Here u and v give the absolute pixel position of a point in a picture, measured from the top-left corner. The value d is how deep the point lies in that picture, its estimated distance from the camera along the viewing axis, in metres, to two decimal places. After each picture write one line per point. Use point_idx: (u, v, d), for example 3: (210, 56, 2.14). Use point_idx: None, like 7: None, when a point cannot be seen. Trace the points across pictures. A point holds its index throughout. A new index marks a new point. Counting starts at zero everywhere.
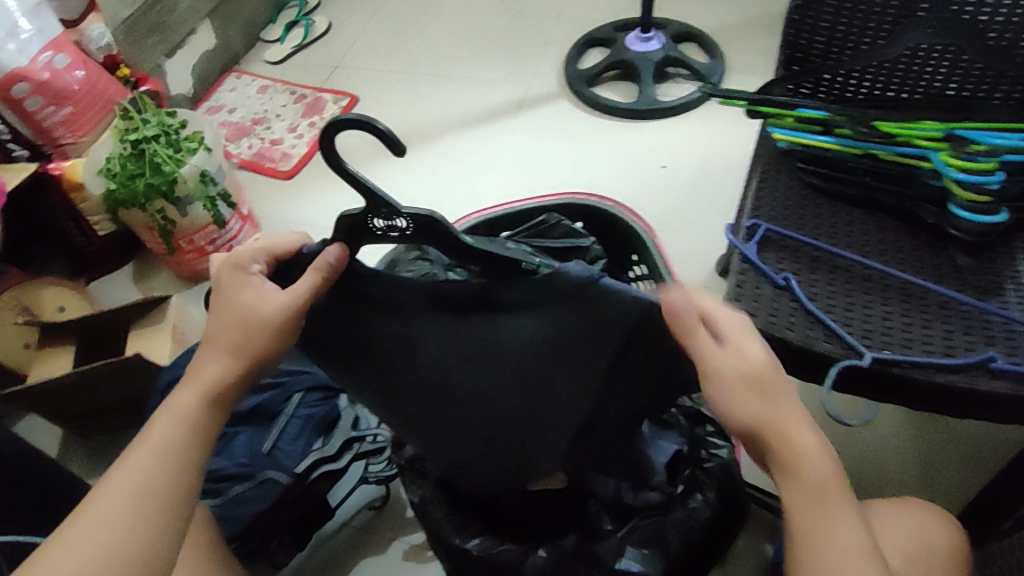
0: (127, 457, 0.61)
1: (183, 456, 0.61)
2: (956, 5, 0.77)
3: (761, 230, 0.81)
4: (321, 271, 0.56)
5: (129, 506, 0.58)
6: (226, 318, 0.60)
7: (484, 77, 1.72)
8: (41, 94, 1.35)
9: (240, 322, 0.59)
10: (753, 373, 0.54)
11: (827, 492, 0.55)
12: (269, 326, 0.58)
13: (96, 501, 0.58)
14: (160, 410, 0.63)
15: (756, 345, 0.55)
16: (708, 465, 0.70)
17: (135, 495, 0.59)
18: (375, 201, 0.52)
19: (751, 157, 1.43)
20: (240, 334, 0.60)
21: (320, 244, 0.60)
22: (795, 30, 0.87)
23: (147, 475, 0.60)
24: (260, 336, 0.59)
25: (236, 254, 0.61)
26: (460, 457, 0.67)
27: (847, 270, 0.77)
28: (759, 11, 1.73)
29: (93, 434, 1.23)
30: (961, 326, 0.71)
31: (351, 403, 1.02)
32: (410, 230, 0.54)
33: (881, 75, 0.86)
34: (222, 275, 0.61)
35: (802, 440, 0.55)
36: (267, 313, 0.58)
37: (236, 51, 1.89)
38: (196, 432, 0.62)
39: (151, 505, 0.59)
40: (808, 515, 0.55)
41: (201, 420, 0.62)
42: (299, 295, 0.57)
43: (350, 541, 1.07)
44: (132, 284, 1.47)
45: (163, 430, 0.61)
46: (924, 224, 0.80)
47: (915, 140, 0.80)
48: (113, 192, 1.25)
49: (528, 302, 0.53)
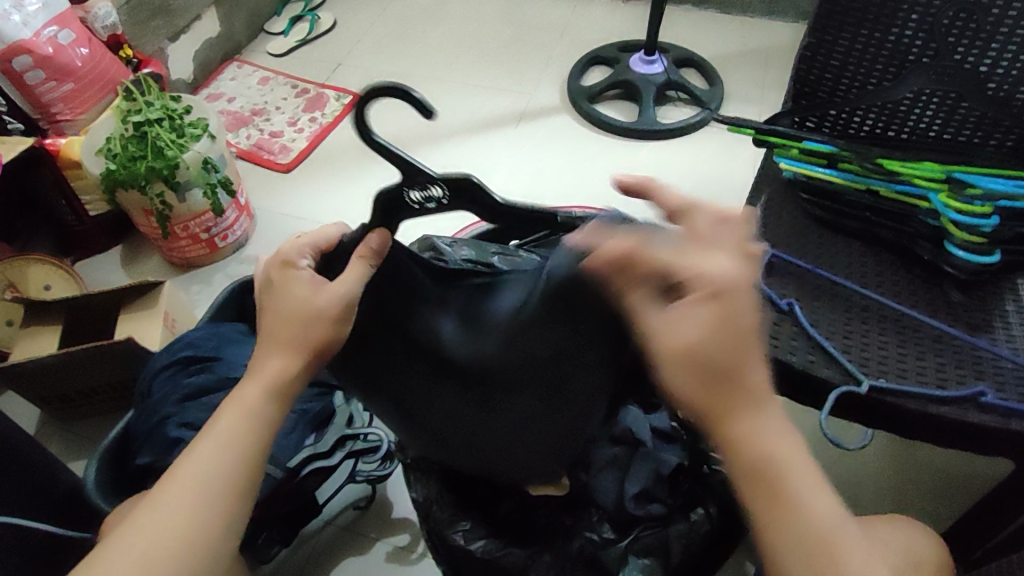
0: (194, 446, 0.61)
1: (245, 449, 0.61)
2: (959, 54, 0.80)
3: (768, 256, 0.83)
4: (366, 258, 0.56)
5: (191, 500, 0.59)
6: (276, 316, 0.59)
7: (486, 86, 1.73)
8: (42, 69, 1.32)
9: (293, 315, 0.58)
10: (701, 348, 0.51)
11: (774, 466, 0.55)
12: (326, 316, 0.57)
13: (166, 488, 0.60)
14: (228, 399, 0.62)
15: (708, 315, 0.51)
16: (709, 481, 0.73)
17: (200, 491, 0.59)
18: (414, 174, 0.53)
19: (749, 183, 1.46)
20: (297, 328, 0.58)
21: (358, 233, 0.59)
22: (807, 66, 0.89)
23: (213, 470, 0.60)
24: (313, 328, 0.58)
25: (284, 250, 0.61)
26: (455, 448, 0.69)
27: (847, 300, 0.80)
28: (758, 42, 1.78)
29: (78, 417, 1.21)
30: (953, 360, 0.74)
31: (347, 402, 1.02)
32: (446, 198, 0.55)
33: (883, 116, 0.88)
34: (270, 274, 0.61)
35: (750, 410, 0.54)
36: (320, 303, 0.57)
37: (238, 41, 1.88)
38: (260, 426, 0.61)
39: (213, 500, 0.60)
40: (758, 490, 0.55)
41: (263, 413, 0.61)
42: (347, 285, 0.57)
43: (334, 540, 1.07)
44: (120, 267, 1.45)
45: (228, 423, 0.61)
46: (919, 260, 0.83)
47: (914, 179, 0.82)
48: (112, 172, 1.23)
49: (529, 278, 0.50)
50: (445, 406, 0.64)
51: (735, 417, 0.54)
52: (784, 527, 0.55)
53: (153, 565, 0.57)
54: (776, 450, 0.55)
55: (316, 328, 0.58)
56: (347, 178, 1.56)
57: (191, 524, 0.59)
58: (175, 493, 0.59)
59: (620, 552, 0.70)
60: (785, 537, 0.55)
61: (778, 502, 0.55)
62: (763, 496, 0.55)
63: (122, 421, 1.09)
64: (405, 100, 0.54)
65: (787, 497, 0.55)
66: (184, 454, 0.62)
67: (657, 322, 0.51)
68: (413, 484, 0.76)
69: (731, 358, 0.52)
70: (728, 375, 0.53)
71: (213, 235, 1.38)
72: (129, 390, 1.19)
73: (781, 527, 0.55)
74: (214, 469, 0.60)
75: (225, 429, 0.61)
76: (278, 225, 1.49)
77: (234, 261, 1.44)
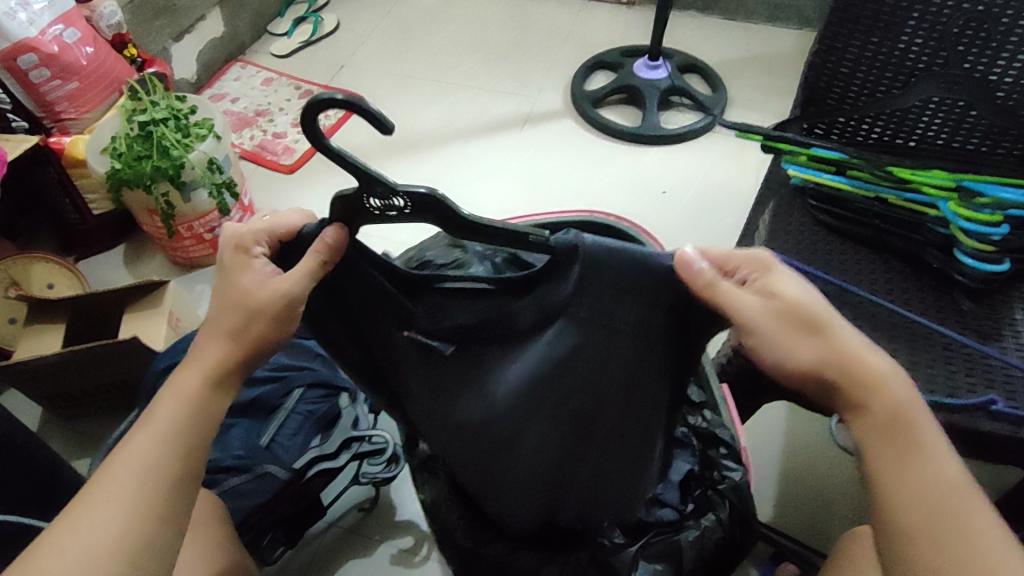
0: (128, 440, 0.58)
1: (188, 441, 0.59)
2: (968, 63, 0.81)
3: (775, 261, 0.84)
4: (321, 253, 0.55)
5: (124, 495, 0.56)
6: (227, 303, 0.59)
7: (490, 90, 1.74)
8: (47, 67, 1.32)
9: (243, 308, 0.58)
10: (795, 309, 0.52)
11: (891, 414, 0.54)
12: (267, 312, 0.57)
13: (98, 485, 0.57)
14: (165, 389, 0.60)
15: (789, 281, 0.53)
16: (720, 487, 0.73)
17: (135, 487, 0.56)
18: (370, 181, 0.50)
19: (755, 189, 1.47)
20: (243, 319, 0.58)
21: (318, 223, 0.57)
22: (816, 74, 0.89)
23: (154, 462, 0.57)
24: (260, 321, 0.58)
25: (239, 232, 0.59)
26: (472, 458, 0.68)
27: (856, 306, 0.80)
28: (761, 48, 1.78)
29: (80, 416, 1.20)
30: (963, 368, 0.75)
31: (352, 403, 1.02)
32: (409, 208, 0.52)
33: (891, 124, 0.88)
34: (224, 257, 0.59)
35: (862, 356, 0.54)
36: (266, 299, 0.57)
37: (242, 41, 1.88)
38: (201, 416, 0.59)
39: (153, 494, 0.57)
40: (876, 442, 0.54)
41: (204, 403, 0.59)
42: (298, 279, 0.56)
43: (339, 541, 1.06)
44: (122, 267, 1.44)
45: (166, 413, 0.59)
46: (929, 268, 0.83)
47: (922, 187, 0.83)
48: (118, 171, 1.22)
49: (573, 293, 0.54)
50: (457, 408, 0.65)
51: (850, 359, 0.53)
52: (898, 480, 0.53)
53: (90, 567, 0.54)
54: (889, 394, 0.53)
55: (261, 321, 0.58)
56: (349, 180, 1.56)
57: (120, 526, 0.55)
58: (113, 495, 0.56)
59: (632, 557, 0.69)
60: (900, 494, 0.53)
61: (890, 453, 0.54)
62: (884, 451, 0.54)
63: (125, 421, 1.09)
64: (358, 113, 0.50)
65: (902, 447, 0.53)
66: (116, 455, 0.58)
67: (741, 300, 0.51)
68: (423, 487, 0.77)
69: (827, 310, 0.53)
70: (825, 326, 0.53)
71: (217, 235, 1.38)
72: (132, 389, 1.19)
73: (896, 481, 0.53)
74: (158, 460, 0.57)
75: (160, 424, 0.58)
76: None
77: None
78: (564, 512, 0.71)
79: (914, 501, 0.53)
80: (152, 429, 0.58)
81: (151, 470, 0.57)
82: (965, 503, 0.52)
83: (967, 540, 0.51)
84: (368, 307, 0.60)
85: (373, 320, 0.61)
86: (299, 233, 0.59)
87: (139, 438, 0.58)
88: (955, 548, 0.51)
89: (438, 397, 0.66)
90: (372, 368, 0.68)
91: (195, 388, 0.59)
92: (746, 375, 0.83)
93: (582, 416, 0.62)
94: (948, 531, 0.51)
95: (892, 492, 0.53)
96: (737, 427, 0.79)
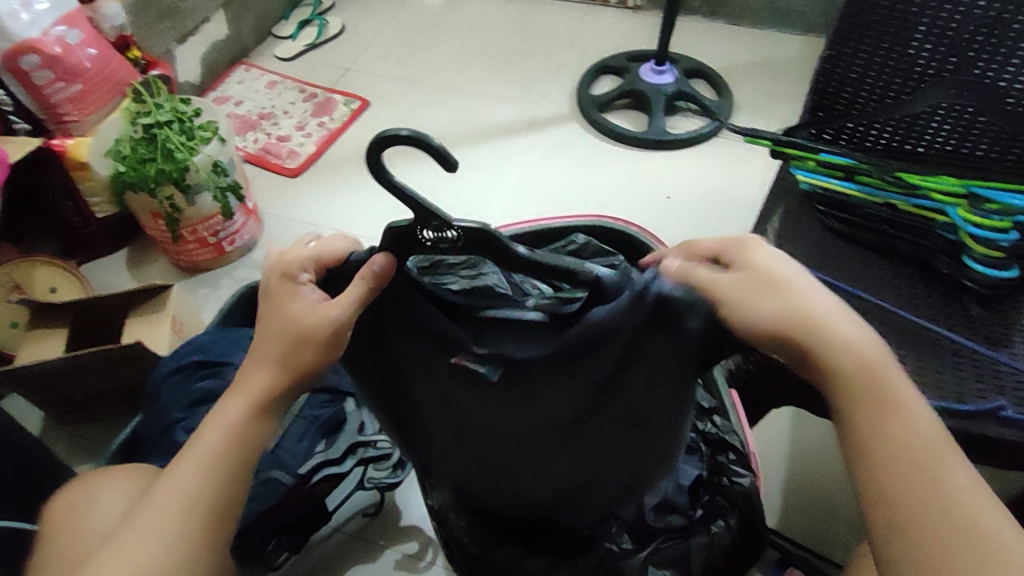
0: (182, 461, 0.63)
1: (236, 464, 0.63)
2: (979, 69, 0.80)
3: None
4: (368, 281, 0.56)
5: (180, 516, 0.61)
6: (273, 327, 0.60)
7: (495, 94, 1.74)
8: (50, 69, 1.32)
9: (288, 335, 0.59)
10: (762, 280, 0.53)
11: (879, 391, 0.54)
12: (316, 338, 0.58)
13: (156, 502, 0.62)
14: (212, 412, 0.63)
15: (762, 253, 0.54)
16: (730, 492, 0.73)
17: (189, 509, 0.61)
18: (425, 216, 0.51)
19: (762, 195, 1.47)
20: (289, 345, 0.59)
21: (364, 252, 0.58)
22: (825, 79, 0.90)
23: (202, 487, 0.61)
24: (307, 347, 0.59)
25: (286, 259, 0.60)
26: (489, 465, 0.68)
27: (866, 312, 0.80)
28: (767, 54, 1.79)
29: (83, 420, 1.20)
30: (973, 374, 0.74)
31: (358, 408, 1.01)
32: (460, 242, 0.52)
33: (901, 129, 0.89)
34: (269, 283, 0.60)
35: (840, 329, 0.54)
36: (314, 325, 0.58)
37: (246, 44, 1.88)
38: (246, 441, 0.62)
39: (206, 514, 0.61)
40: (864, 420, 0.54)
41: (249, 428, 0.62)
42: (347, 307, 0.57)
43: (343, 547, 1.06)
44: (125, 270, 1.44)
45: (215, 439, 0.62)
46: (937, 274, 0.83)
47: (931, 193, 0.81)
48: (121, 174, 1.22)
49: (625, 322, 0.52)
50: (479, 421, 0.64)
51: (828, 334, 0.53)
52: (894, 458, 0.52)
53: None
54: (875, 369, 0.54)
55: (309, 348, 0.59)
56: (352, 184, 1.56)
57: (177, 544, 0.60)
58: (156, 529, 0.60)
59: (639, 563, 0.70)
60: (896, 473, 0.52)
61: (886, 429, 0.53)
62: (873, 428, 0.53)
63: (129, 425, 1.08)
64: (420, 149, 0.51)
65: (893, 423, 0.53)
66: (158, 490, 0.62)
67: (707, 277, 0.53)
68: (429, 496, 0.77)
69: (799, 284, 0.54)
70: (799, 301, 0.53)
71: (221, 238, 1.37)
72: (136, 393, 1.18)
73: (894, 459, 0.52)
74: (196, 495, 0.61)
75: (197, 461, 0.62)
76: (285, 230, 1.48)
77: (243, 265, 1.44)
78: (578, 524, 0.72)
79: (912, 477, 0.52)
80: (189, 467, 0.62)
81: (190, 506, 0.61)
82: (959, 478, 0.52)
83: (965, 516, 0.50)
84: (406, 327, 0.60)
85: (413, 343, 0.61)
86: (347, 259, 0.60)
87: (179, 476, 0.62)
88: (941, 520, 0.50)
89: (461, 413, 0.64)
90: (391, 385, 0.67)
91: (228, 424, 0.62)
92: (756, 381, 0.82)
93: (610, 432, 0.63)
94: (944, 505, 0.51)
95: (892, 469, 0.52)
96: (747, 433, 0.78)
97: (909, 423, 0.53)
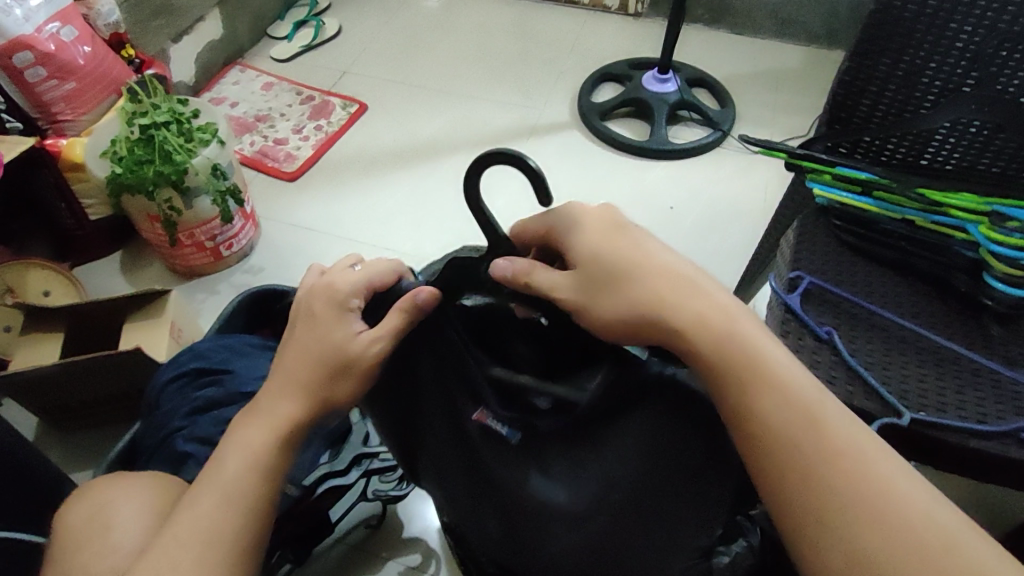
0: (196, 497, 0.61)
1: (250, 497, 0.61)
2: (1001, 84, 0.81)
3: (804, 282, 0.84)
4: (407, 311, 0.58)
5: (193, 554, 0.58)
6: (310, 355, 0.61)
7: (496, 99, 1.72)
8: (44, 66, 1.28)
9: (326, 364, 0.60)
10: (596, 264, 0.54)
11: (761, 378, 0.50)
12: (356, 367, 0.60)
13: (165, 544, 0.58)
14: (227, 444, 0.63)
15: (597, 237, 0.55)
16: (754, 514, 0.73)
17: (202, 546, 0.58)
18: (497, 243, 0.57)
19: (768, 207, 1.47)
20: (325, 373, 0.60)
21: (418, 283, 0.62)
22: (844, 92, 0.89)
23: (219, 521, 0.60)
24: (345, 376, 0.60)
25: (335, 288, 0.61)
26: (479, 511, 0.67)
27: (884, 329, 0.80)
28: (768, 64, 1.79)
29: (76, 429, 1.17)
30: (993, 395, 0.74)
31: (363, 419, 1.00)
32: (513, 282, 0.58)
33: (916, 144, 0.89)
34: (314, 304, 0.62)
35: (687, 303, 0.52)
36: (354, 353, 0.59)
37: (241, 44, 1.85)
38: (263, 472, 0.62)
39: (219, 551, 0.59)
40: (748, 415, 0.50)
41: (268, 460, 0.62)
42: (386, 335, 0.59)
43: (343, 561, 1.04)
44: (120, 274, 1.41)
45: (233, 472, 0.61)
46: (955, 292, 0.83)
47: (950, 210, 0.81)
48: (118, 176, 1.18)
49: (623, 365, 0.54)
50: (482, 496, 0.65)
51: (675, 320, 0.52)
52: (790, 453, 0.48)
53: None
54: (745, 357, 0.51)
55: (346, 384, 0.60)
56: (350, 189, 1.54)
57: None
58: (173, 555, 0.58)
59: None
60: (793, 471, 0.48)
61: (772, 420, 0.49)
62: (762, 397, 0.50)
63: (127, 433, 1.05)
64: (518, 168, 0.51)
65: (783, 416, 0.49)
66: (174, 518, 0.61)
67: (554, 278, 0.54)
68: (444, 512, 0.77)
69: (630, 264, 0.54)
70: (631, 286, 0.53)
71: (218, 243, 1.35)
72: (132, 400, 1.15)
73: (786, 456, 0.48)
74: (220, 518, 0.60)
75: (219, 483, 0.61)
76: (285, 235, 1.46)
77: (240, 270, 1.41)
78: None
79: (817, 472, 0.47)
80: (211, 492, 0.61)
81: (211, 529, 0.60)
82: (885, 477, 0.47)
83: (890, 514, 0.45)
84: (435, 387, 0.62)
85: (435, 401, 0.62)
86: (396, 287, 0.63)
87: (200, 500, 0.61)
88: (855, 499, 0.46)
89: (467, 480, 0.65)
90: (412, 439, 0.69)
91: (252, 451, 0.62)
92: None
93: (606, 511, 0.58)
94: (862, 501, 0.46)
95: (794, 465, 0.48)
96: None
97: (808, 412, 0.49)
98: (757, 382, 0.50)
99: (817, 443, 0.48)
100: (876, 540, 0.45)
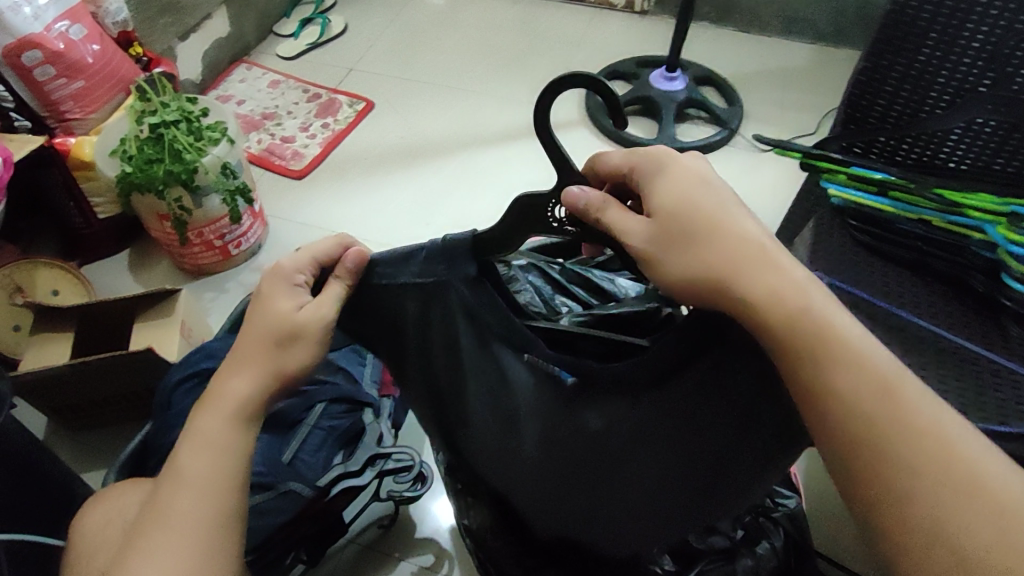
0: (169, 489, 0.59)
1: (223, 483, 0.59)
2: (1017, 85, 0.80)
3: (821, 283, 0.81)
4: (345, 277, 0.55)
5: (177, 543, 0.58)
6: (257, 333, 0.57)
7: (503, 97, 1.72)
8: (52, 64, 1.28)
9: (272, 336, 0.56)
10: (676, 220, 0.49)
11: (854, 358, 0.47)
12: (303, 339, 0.56)
13: (150, 537, 0.58)
14: (187, 435, 0.60)
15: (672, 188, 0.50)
16: (775, 514, 0.74)
17: (184, 535, 0.58)
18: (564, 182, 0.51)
19: (778, 206, 1.46)
20: (272, 347, 0.56)
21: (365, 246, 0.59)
22: (859, 92, 0.89)
23: (195, 510, 0.58)
24: (294, 349, 0.56)
25: (279, 265, 0.57)
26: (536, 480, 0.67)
27: (904, 330, 0.79)
28: (776, 63, 1.79)
29: (85, 428, 1.17)
30: (1013, 396, 0.74)
31: (377, 419, 0.98)
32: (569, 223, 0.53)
33: (931, 145, 0.88)
34: (261, 283, 0.57)
35: (764, 276, 0.47)
36: (298, 325, 0.55)
37: (247, 42, 1.84)
38: (231, 458, 0.59)
39: (199, 538, 0.58)
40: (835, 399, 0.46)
41: (235, 444, 0.59)
42: (328, 305, 0.55)
43: (356, 561, 1.04)
44: (128, 272, 1.41)
45: (198, 463, 0.59)
46: (971, 292, 0.83)
47: (967, 211, 0.81)
48: (129, 175, 1.19)
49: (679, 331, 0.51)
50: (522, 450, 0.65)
51: (749, 295, 0.46)
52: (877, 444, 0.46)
53: None
54: (825, 343, 0.46)
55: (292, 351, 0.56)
56: (359, 186, 1.53)
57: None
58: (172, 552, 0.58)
59: None
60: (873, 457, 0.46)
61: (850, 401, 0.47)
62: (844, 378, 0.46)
63: (139, 433, 1.05)
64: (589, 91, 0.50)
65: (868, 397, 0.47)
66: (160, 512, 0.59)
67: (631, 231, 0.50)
68: (470, 511, 0.77)
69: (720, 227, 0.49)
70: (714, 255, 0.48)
71: (227, 241, 1.35)
72: (141, 400, 1.15)
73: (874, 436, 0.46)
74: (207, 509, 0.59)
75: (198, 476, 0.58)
76: (293, 233, 1.46)
77: (248, 269, 1.41)
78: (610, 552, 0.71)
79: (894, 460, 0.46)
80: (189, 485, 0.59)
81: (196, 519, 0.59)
82: (965, 453, 0.46)
83: (976, 492, 0.45)
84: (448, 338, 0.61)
85: (478, 366, 0.59)
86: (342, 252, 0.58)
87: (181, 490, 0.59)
88: (940, 477, 0.46)
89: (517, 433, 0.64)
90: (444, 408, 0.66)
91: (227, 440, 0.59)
92: None
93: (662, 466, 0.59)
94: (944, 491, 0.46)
95: (876, 450, 0.46)
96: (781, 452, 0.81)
97: (898, 398, 0.47)
98: (835, 362, 0.46)
99: (907, 423, 0.46)
100: (960, 514, 0.45)
